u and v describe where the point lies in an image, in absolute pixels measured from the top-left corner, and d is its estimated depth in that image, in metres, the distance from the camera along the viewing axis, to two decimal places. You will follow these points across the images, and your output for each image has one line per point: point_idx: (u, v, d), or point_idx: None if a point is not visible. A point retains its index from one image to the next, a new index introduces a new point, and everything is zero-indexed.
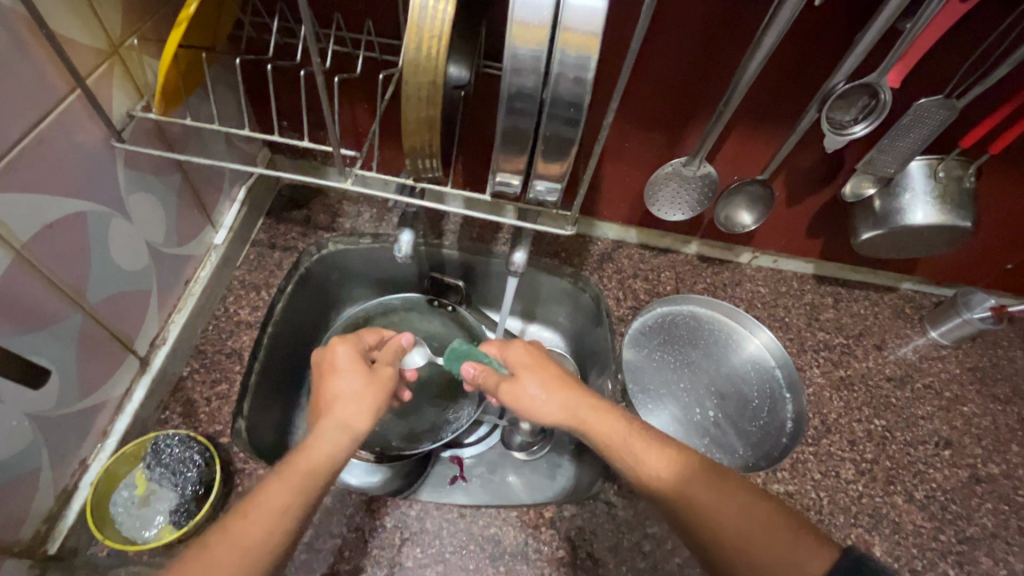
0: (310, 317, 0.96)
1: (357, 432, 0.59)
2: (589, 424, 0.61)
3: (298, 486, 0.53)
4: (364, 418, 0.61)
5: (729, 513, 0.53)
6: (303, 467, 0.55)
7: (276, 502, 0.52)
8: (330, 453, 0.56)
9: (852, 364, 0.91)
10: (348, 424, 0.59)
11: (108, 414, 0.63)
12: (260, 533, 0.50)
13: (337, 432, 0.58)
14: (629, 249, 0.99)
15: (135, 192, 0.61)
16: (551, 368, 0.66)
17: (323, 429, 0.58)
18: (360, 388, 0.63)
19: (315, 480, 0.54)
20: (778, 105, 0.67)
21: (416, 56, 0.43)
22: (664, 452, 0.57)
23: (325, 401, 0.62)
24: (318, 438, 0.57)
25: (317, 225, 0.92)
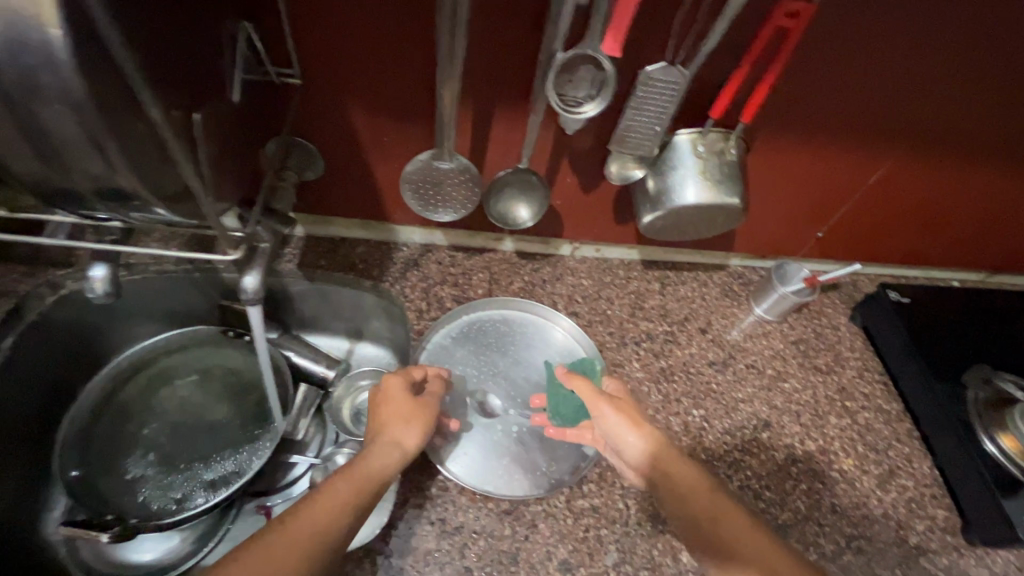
0: (65, 370, 0.81)
1: (403, 450, 0.60)
2: (665, 463, 0.59)
3: (356, 492, 0.53)
4: (413, 438, 0.61)
5: (733, 517, 0.53)
6: (365, 473, 0.55)
7: (331, 505, 0.51)
8: (382, 466, 0.57)
9: (674, 352, 0.86)
10: (403, 444, 0.60)
11: None
12: (309, 539, 0.47)
13: (388, 448, 0.59)
14: (439, 252, 0.90)
15: None
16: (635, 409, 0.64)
17: (376, 445, 0.59)
18: (414, 410, 0.63)
19: (367, 488, 0.54)
20: (509, 84, 0.59)
21: None
22: (671, 461, 0.60)
23: (400, 418, 0.62)
24: (375, 451, 0.58)
25: (49, 263, 0.78)
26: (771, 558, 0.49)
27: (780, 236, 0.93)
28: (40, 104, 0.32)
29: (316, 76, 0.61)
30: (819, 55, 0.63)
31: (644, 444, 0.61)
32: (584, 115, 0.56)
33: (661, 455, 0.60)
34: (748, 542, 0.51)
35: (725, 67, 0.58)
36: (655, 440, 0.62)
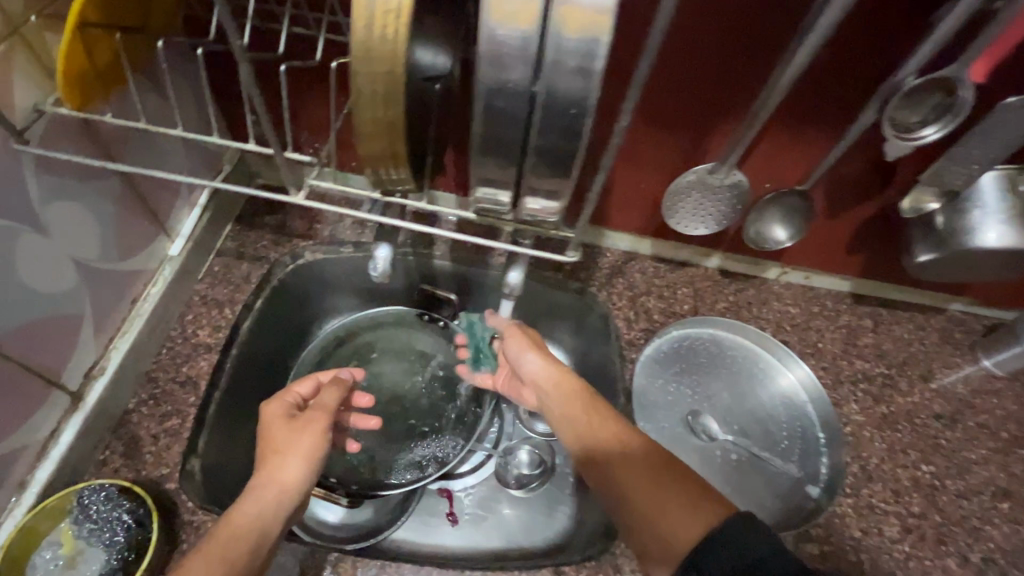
0: (287, 335, 0.86)
1: (290, 488, 0.53)
2: (558, 398, 0.63)
3: (232, 559, 0.46)
4: (300, 475, 0.54)
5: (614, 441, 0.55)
6: (226, 535, 0.48)
7: (202, 570, 0.45)
8: (255, 511, 0.50)
9: (895, 398, 0.79)
10: (286, 483, 0.53)
11: (29, 460, 0.55)
12: None
13: (260, 486, 0.52)
14: (643, 262, 0.87)
15: (54, 202, 0.52)
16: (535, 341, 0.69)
17: (251, 487, 0.52)
18: (290, 438, 0.56)
19: (243, 540, 0.48)
20: (822, 104, 0.57)
21: (369, 35, 0.32)
22: (558, 391, 0.63)
23: (274, 453, 0.55)
24: (246, 497, 0.51)
25: (293, 233, 0.81)
26: (637, 485, 0.50)
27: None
28: (540, 117, 0.34)
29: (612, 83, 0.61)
30: None
31: (551, 379, 0.64)
32: (925, 141, 0.53)
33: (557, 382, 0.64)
34: (626, 479, 0.51)
35: None
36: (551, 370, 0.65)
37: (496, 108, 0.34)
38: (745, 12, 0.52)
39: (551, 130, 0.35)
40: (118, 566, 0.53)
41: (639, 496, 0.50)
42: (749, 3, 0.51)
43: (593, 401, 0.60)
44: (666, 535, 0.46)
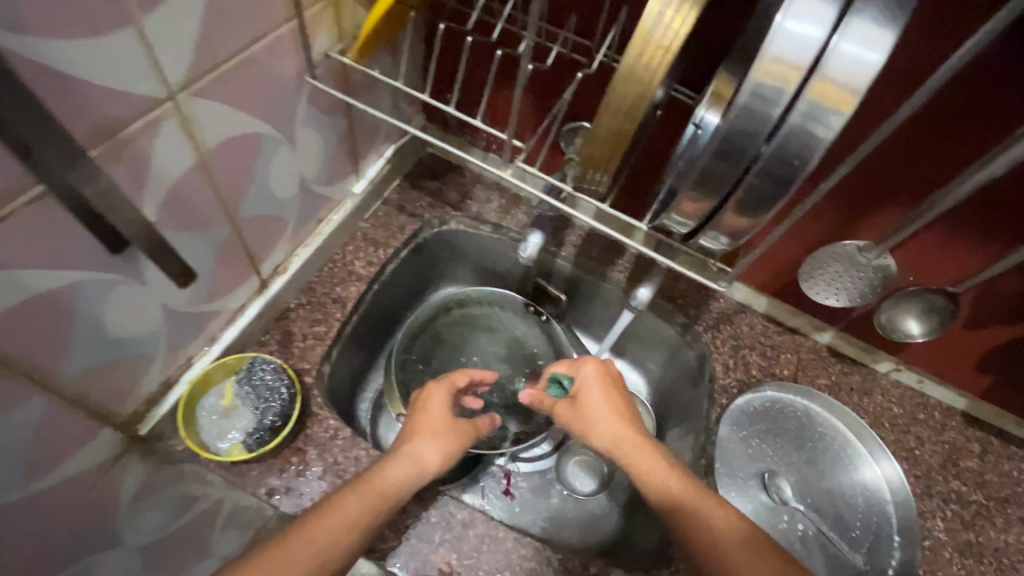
0: (413, 286, 0.95)
1: (428, 467, 0.59)
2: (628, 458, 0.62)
3: (369, 505, 0.53)
4: (439, 455, 0.61)
5: (726, 537, 0.53)
6: (380, 489, 0.54)
7: (356, 509, 0.52)
8: (402, 480, 0.56)
9: (987, 531, 0.75)
10: (427, 461, 0.59)
11: (222, 321, 0.65)
12: (322, 538, 0.48)
13: (410, 462, 0.58)
14: (752, 316, 0.89)
15: (307, 127, 0.62)
16: (608, 395, 0.68)
17: (402, 453, 0.59)
18: (443, 426, 0.63)
19: (383, 502, 0.54)
20: (996, 216, 0.58)
21: (634, 65, 0.39)
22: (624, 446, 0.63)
23: (424, 432, 0.62)
24: (398, 462, 0.58)
25: (447, 202, 0.91)
26: (737, 554, 0.52)
27: None
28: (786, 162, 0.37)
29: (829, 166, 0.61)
30: None
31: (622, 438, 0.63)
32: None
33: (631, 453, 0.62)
34: (720, 541, 0.53)
35: None
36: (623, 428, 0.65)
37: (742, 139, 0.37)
38: (960, 112, 0.52)
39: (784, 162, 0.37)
40: (271, 425, 0.64)
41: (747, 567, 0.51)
42: (944, 110, 0.53)
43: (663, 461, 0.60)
44: None
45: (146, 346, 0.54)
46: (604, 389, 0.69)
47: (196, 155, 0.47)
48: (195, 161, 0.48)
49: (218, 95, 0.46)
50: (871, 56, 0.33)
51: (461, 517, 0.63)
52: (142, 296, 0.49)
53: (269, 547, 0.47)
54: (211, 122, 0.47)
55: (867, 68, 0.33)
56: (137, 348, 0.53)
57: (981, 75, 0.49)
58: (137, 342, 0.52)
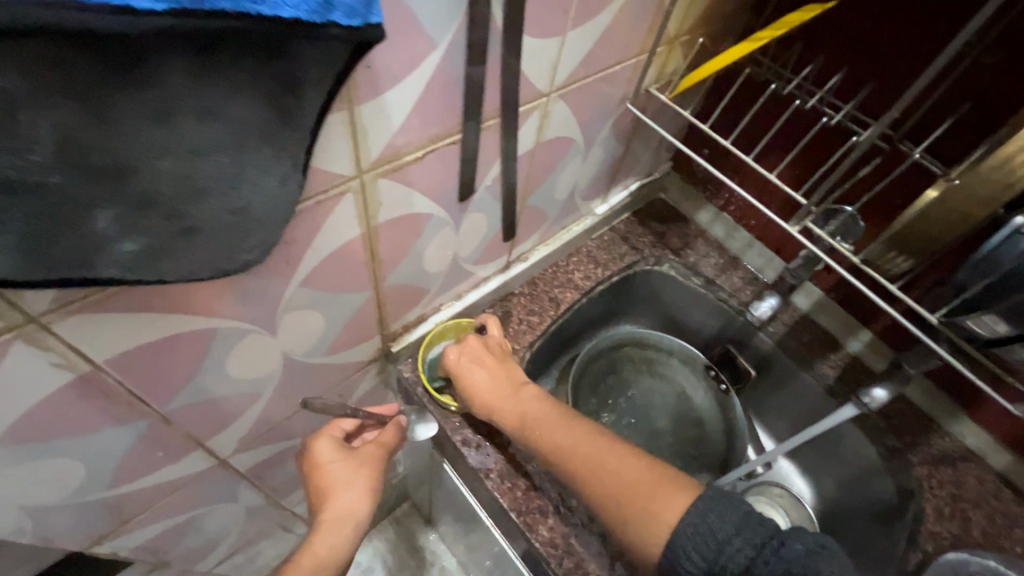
0: (604, 313, 0.97)
1: (360, 517, 0.62)
2: (500, 412, 0.62)
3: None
4: (360, 507, 0.62)
5: (570, 442, 0.56)
6: (310, 563, 0.58)
7: None
8: (331, 548, 0.59)
9: None
10: (342, 513, 0.61)
11: (469, 285, 0.75)
12: None
13: (336, 526, 0.61)
14: (986, 470, 0.76)
15: (601, 145, 0.70)
16: (489, 349, 0.67)
17: (322, 527, 0.60)
18: (349, 478, 0.62)
19: (320, 573, 0.58)
20: None
21: (1002, 161, 0.41)
22: (490, 393, 0.63)
23: (329, 488, 0.62)
24: (320, 532, 0.60)
25: (667, 245, 0.95)
26: (603, 483, 0.52)
27: None
28: None
29: None
30: None
31: (490, 386, 0.64)
32: None
33: (507, 402, 0.62)
34: (589, 475, 0.53)
35: None
36: (490, 372, 0.65)
37: None
38: None
39: None
40: None
41: (608, 478, 0.52)
42: None
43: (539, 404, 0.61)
44: (635, 527, 0.49)
45: (430, 283, 0.64)
46: (477, 354, 0.67)
47: (537, 141, 0.57)
48: (534, 146, 0.57)
49: (571, 100, 0.56)
50: None
51: (620, 539, 0.64)
52: (453, 240, 0.59)
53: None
54: (558, 119, 0.57)
55: None
56: (425, 283, 0.63)
57: None
58: (427, 277, 0.62)
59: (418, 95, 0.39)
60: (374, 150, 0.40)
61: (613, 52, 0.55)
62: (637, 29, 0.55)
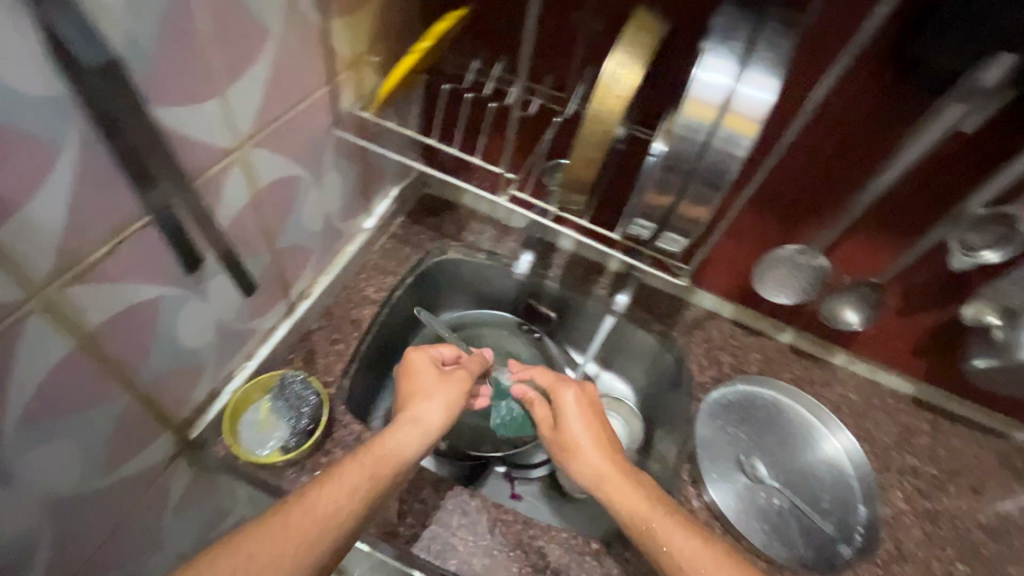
0: (414, 313, 1.02)
1: (429, 429, 0.66)
2: (613, 493, 0.63)
3: (373, 472, 0.59)
4: (437, 418, 0.68)
5: (698, 549, 0.57)
6: (379, 457, 0.60)
7: (356, 480, 0.57)
8: (404, 448, 0.63)
9: (941, 498, 0.85)
10: (428, 422, 0.67)
11: (256, 340, 0.74)
12: (328, 506, 0.54)
13: (412, 427, 0.65)
14: (721, 322, 1.00)
15: (332, 171, 0.74)
16: (596, 416, 0.71)
17: (400, 423, 0.65)
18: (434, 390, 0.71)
19: (384, 472, 0.60)
20: (906, 218, 0.69)
21: (598, 111, 0.51)
22: (616, 477, 0.64)
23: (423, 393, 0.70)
24: (398, 431, 0.64)
25: (445, 234, 1.03)
26: None
27: None
28: (712, 172, 0.47)
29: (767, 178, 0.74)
30: None
31: (604, 466, 0.66)
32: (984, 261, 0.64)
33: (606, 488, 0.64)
34: None
35: None
36: (604, 454, 0.67)
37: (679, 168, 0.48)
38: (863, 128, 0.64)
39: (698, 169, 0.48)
40: (305, 429, 0.71)
41: None
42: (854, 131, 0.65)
43: (665, 505, 0.62)
44: None
45: (199, 357, 0.62)
46: (588, 409, 0.72)
47: (252, 192, 0.59)
48: (251, 196, 0.59)
49: (269, 144, 0.58)
50: (765, 95, 0.44)
51: (473, 504, 0.72)
52: (204, 309, 0.59)
53: (258, 523, 0.52)
54: (263, 165, 0.58)
55: (763, 103, 0.44)
56: (192, 358, 0.61)
57: (878, 94, 0.61)
58: (192, 353, 0.61)
59: (70, 198, 0.40)
60: (43, 266, 0.40)
61: (294, 90, 0.58)
62: (307, 65, 0.58)
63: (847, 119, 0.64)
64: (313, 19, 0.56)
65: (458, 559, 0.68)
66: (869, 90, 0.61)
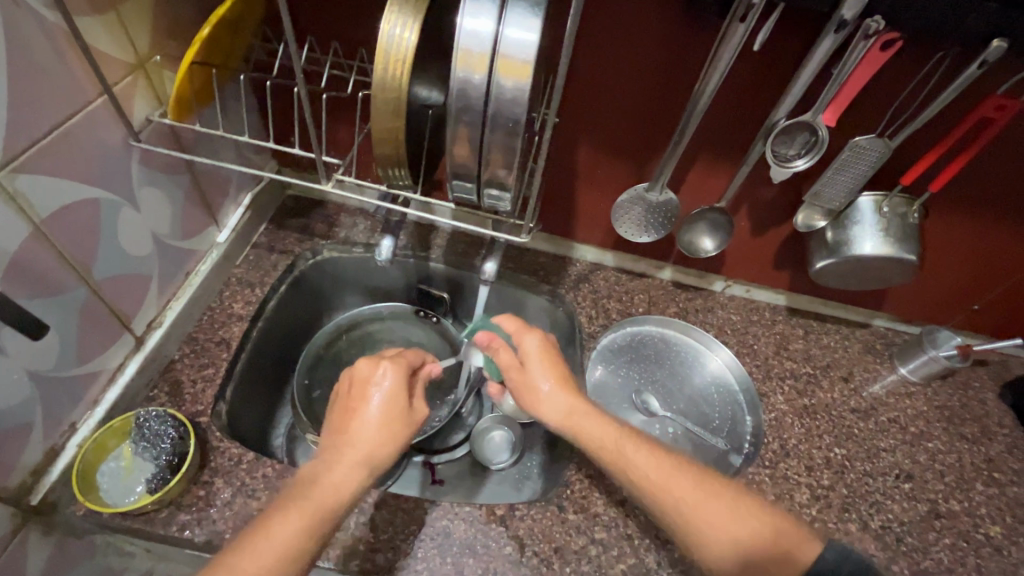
0: (298, 321, 0.97)
1: (379, 462, 0.57)
2: (580, 430, 0.63)
3: (312, 524, 0.51)
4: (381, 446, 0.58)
5: (665, 470, 0.58)
6: (318, 503, 0.52)
7: (290, 532, 0.50)
8: (344, 486, 0.54)
9: (817, 393, 0.92)
10: (370, 452, 0.57)
11: (101, 384, 0.69)
12: (259, 568, 0.47)
13: (356, 464, 0.56)
14: (606, 271, 1.02)
15: (148, 186, 0.68)
16: (560, 367, 0.68)
17: (343, 458, 0.56)
18: (383, 411, 0.60)
19: (325, 522, 0.52)
20: (730, 140, 0.73)
21: (384, 77, 0.49)
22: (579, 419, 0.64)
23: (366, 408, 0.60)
24: (340, 466, 0.55)
25: (314, 233, 0.96)
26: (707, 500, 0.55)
27: (931, 304, 0.97)
28: (497, 123, 0.47)
29: (603, 122, 0.75)
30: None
31: (568, 408, 0.65)
32: (795, 168, 0.69)
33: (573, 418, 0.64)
34: (694, 499, 0.56)
35: (932, 139, 0.68)
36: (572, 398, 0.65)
37: (467, 121, 0.48)
38: (670, 58, 0.67)
39: (481, 121, 0.47)
40: (168, 465, 0.66)
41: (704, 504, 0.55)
42: (664, 63, 0.67)
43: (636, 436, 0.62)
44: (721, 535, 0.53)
45: (12, 417, 0.56)
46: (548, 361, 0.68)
47: (30, 224, 0.53)
48: (29, 229, 0.53)
49: (37, 168, 0.52)
50: (529, 37, 0.44)
51: (372, 499, 0.70)
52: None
53: None
54: (38, 192, 0.53)
55: (529, 46, 0.44)
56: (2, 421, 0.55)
57: (675, 23, 0.63)
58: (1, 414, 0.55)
59: None
60: None
61: (53, 105, 0.53)
62: (65, 74, 0.53)
63: (654, 52, 0.66)
64: (53, 19, 0.50)
65: (361, 558, 0.66)
66: (667, 20, 0.63)
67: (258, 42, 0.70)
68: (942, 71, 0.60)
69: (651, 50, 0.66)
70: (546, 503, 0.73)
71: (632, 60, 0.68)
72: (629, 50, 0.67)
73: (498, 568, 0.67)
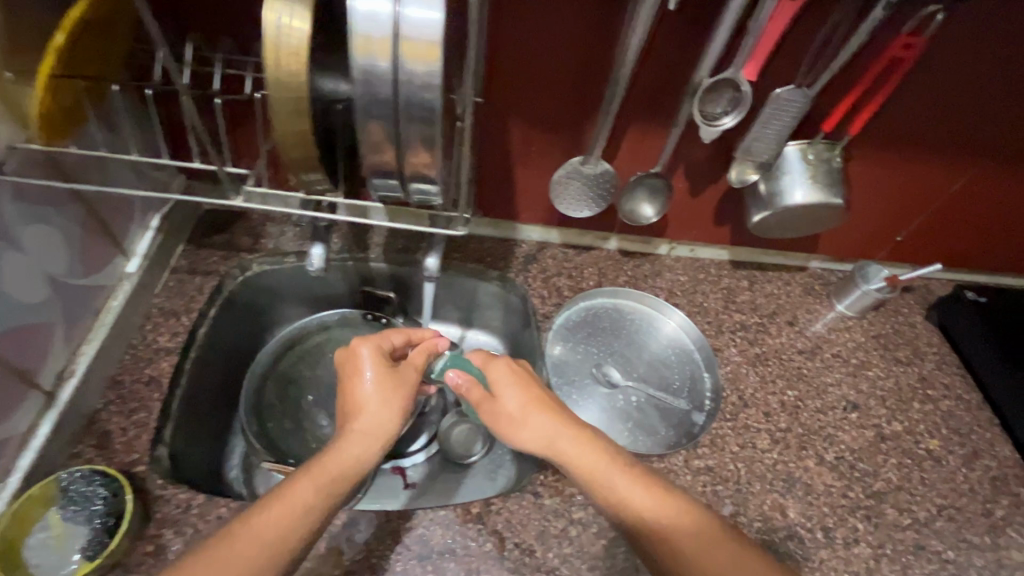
0: (236, 344, 0.90)
1: (388, 434, 0.59)
2: (567, 456, 0.60)
3: (325, 486, 0.53)
4: (389, 421, 0.60)
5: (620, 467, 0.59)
6: (335, 471, 0.54)
7: (304, 496, 0.52)
8: (359, 459, 0.56)
9: (767, 340, 0.95)
10: (374, 427, 0.59)
11: (12, 448, 0.64)
12: (271, 531, 0.50)
13: (366, 439, 0.58)
14: (553, 249, 1.00)
15: None
16: (534, 387, 0.65)
17: (351, 433, 0.58)
18: (385, 391, 0.60)
19: (339, 488, 0.54)
20: (658, 103, 0.71)
21: (278, 73, 0.44)
22: (562, 441, 0.60)
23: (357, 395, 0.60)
24: (351, 439, 0.57)
25: (239, 248, 0.89)
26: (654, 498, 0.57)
27: (861, 241, 1.01)
28: (413, 113, 0.43)
29: (529, 97, 0.73)
30: (934, 89, 0.71)
31: (549, 436, 0.61)
32: (723, 126, 0.69)
33: (563, 446, 0.60)
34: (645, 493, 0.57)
35: (849, 83, 0.69)
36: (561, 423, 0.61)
37: (379, 114, 0.44)
38: (588, 24, 0.64)
39: (395, 113, 0.44)
40: (103, 527, 0.61)
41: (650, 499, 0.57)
42: (583, 30, 0.65)
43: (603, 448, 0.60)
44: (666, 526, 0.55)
45: None
46: (516, 376, 0.66)
47: None
48: None
49: None
50: (432, 16, 0.40)
51: (341, 520, 0.67)
52: None
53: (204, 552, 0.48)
54: None
55: (433, 26, 0.40)
56: None
57: None
58: None
59: None
60: None
61: None
62: None
63: (572, 18, 0.64)
64: None
65: None
66: None
67: (135, 46, 0.62)
68: (852, 15, 0.60)
69: (568, 17, 0.64)
70: (521, 493, 0.72)
71: (551, 29, 0.65)
72: (546, 19, 0.64)
73: (481, 566, 0.66)
